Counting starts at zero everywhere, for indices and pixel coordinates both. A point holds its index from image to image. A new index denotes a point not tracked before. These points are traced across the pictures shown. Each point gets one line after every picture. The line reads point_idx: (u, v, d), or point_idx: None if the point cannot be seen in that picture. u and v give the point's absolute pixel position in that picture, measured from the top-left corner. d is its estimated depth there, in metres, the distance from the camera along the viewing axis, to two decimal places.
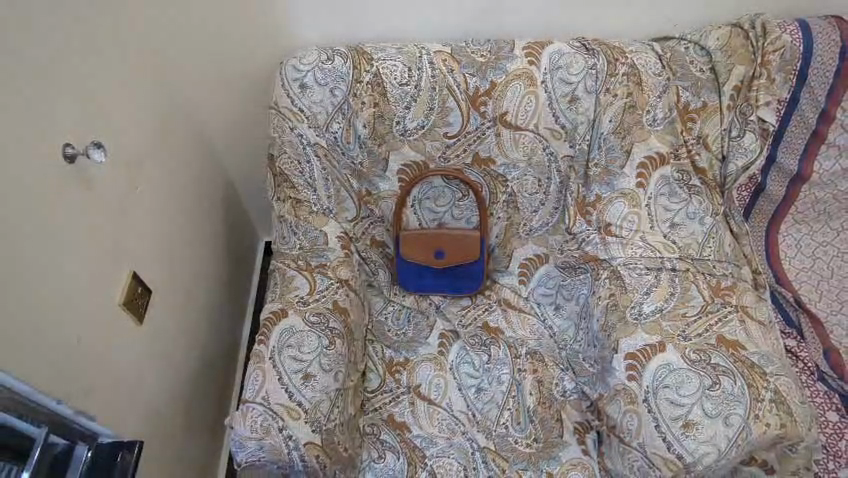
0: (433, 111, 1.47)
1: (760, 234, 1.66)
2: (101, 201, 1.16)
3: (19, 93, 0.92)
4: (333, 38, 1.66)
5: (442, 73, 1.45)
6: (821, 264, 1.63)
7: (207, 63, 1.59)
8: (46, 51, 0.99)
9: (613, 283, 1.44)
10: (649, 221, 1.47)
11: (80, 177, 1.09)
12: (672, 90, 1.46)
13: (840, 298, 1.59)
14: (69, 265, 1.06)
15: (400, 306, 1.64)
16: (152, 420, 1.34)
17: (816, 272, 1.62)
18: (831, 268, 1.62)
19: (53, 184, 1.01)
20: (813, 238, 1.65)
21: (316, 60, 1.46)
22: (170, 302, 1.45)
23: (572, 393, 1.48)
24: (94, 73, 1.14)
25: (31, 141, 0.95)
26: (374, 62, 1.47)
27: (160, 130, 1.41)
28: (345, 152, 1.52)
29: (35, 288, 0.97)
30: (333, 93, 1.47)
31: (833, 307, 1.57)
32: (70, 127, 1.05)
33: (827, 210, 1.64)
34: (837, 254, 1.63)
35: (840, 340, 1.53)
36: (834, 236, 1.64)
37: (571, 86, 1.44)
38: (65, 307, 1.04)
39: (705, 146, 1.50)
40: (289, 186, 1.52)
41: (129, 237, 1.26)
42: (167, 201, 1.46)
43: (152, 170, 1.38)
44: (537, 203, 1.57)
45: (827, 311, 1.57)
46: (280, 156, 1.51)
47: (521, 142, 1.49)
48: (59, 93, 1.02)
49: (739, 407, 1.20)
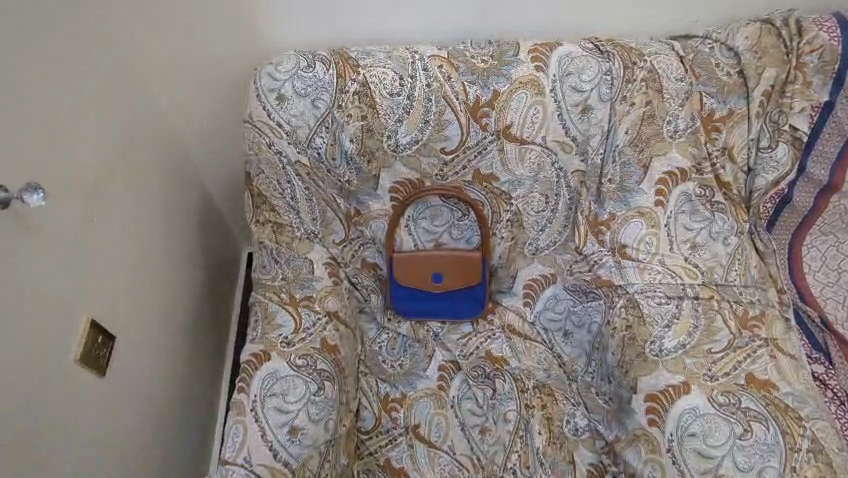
0: (428, 124, 1.31)
1: (782, 244, 1.53)
2: (100, 205, 1.12)
3: (20, 96, 0.89)
4: (325, 37, 1.46)
5: (438, 80, 1.29)
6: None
7: (203, 59, 1.42)
8: (43, 48, 0.95)
9: (630, 313, 1.31)
10: (668, 241, 1.34)
11: (82, 181, 1.05)
12: (694, 98, 1.31)
13: None
14: (69, 268, 1.02)
15: (395, 335, 1.49)
16: (152, 427, 1.29)
17: (842, 287, 1.50)
18: None
19: (58, 184, 0.98)
20: (839, 249, 1.52)
21: (295, 68, 1.30)
22: (171, 305, 1.40)
23: (584, 431, 1.35)
24: (86, 73, 1.07)
25: (32, 141, 0.92)
26: (361, 69, 1.30)
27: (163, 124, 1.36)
28: (330, 169, 1.35)
29: (37, 288, 0.93)
30: (315, 105, 1.30)
31: None
32: (72, 129, 1.02)
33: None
34: None
35: None
36: None
37: (583, 93, 1.28)
38: (65, 311, 1.01)
39: (729, 157, 1.35)
40: (269, 208, 1.37)
41: (130, 237, 1.22)
42: (170, 197, 1.40)
43: (155, 166, 1.33)
44: (544, 220, 1.42)
45: None
46: (258, 176, 1.35)
47: (528, 156, 1.33)
48: (59, 93, 0.98)
49: (774, 458, 1.09)
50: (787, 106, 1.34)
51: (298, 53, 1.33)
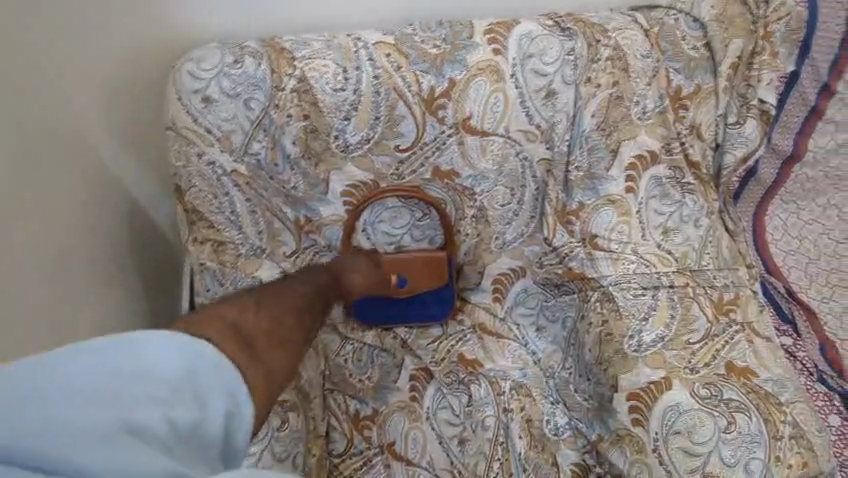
0: (379, 121, 1.18)
1: (746, 216, 1.50)
2: (95, 205, 1.21)
3: (20, 93, 1.03)
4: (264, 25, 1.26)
5: (387, 70, 1.16)
6: (807, 245, 1.45)
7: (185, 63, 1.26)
8: (44, 53, 1.08)
9: (605, 307, 1.25)
10: (639, 227, 1.28)
11: (83, 178, 1.19)
12: (661, 74, 1.24)
13: (829, 283, 1.43)
14: (63, 266, 1.11)
15: (360, 345, 1.39)
16: None
17: (803, 254, 1.46)
18: (818, 247, 1.45)
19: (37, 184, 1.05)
20: (799, 217, 1.46)
21: (220, 64, 1.13)
22: (150, 312, 1.42)
23: (565, 430, 1.30)
24: (87, 73, 1.16)
25: (31, 141, 1.05)
26: (299, 63, 1.15)
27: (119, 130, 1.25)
28: (272, 175, 1.21)
29: (37, 287, 1.05)
30: (248, 105, 1.15)
31: (823, 294, 1.43)
32: (70, 127, 1.15)
33: (813, 185, 1.44)
34: (823, 231, 1.45)
35: (835, 331, 1.40)
36: (820, 212, 1.45)
37: (546, 78, 1.19)
38: (66, 304, 1.12)
39: (698, 135, 1.29)
40: (206, 225, 1.20)
41: (117, 240, 1.29)
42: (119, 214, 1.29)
43: (129, 173, 1.31)
44: (511, 213, 1.33)
45: (819, 299, 1.43)
46: (190, 190, 1.18)
47: (490, 149, 1.24)
48: (59, 96, 1.12)
49: (758, 449, 1.07)
50: (754, 80, 1.33)
51: (221, 45, 1.15)
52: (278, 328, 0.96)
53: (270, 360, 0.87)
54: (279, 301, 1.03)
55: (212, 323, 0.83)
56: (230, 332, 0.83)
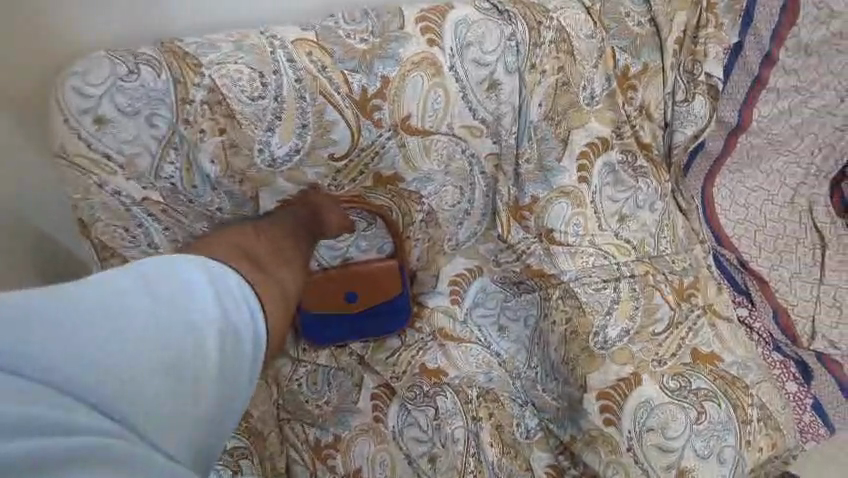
0: (307, 129, 1.06)
1: (695, 186, 1.45)
2: None
3: None
4: (156, 26, 1.07)
5: (310, 70, 1.04)
6: (753, 213, 1.45)
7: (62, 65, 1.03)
8: None
9: (568, 303, 1.20)
10: (595, 218, 1.24)
11: None
12: (607, 54, 1.19)
13: (776, 249, 1.43)
14: None
15: (314, 367, 1.25)
16: None
17: (750, 221, 1.45)
18: (764, 215, 1.46)
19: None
20: (745, 185, 1.46)
21: (111, 76, 0.96)
22: None
23: (536, 431, 1.21)
24: None
25: None
26: (207, 69, 1.00)
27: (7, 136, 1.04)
28: (192, 199, 1.05)
29: None
30: (152, 123, 0.99)
31: (772, 260, 1.42)
32: None
33: (757, 152, 1.45)
34: (766, 198, 1.46)
35: (785, 297, 1.39)
36: (764, 179, 1.46)
37: (488, 68, 1.11)
38: None
39: (647, 115, 1.26)
40: (121, 261, 1.04)
41: None
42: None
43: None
44: (462, 213, 1.24)
45: (768, 265, 1.42)
46: (95, 224, 1.01)
47: (433, 149, 1.14)
48: None
49: (729, 437, 1.06)
50: (700, 54, 1.28)
51: (109, 52, 0.98)
52: (279, 254, 0.89)
53: (281, 276, 0.82)
54: (269, 233, 0.94)
55: (217, 246, 0.81)
56: (237, 251, 0.81)
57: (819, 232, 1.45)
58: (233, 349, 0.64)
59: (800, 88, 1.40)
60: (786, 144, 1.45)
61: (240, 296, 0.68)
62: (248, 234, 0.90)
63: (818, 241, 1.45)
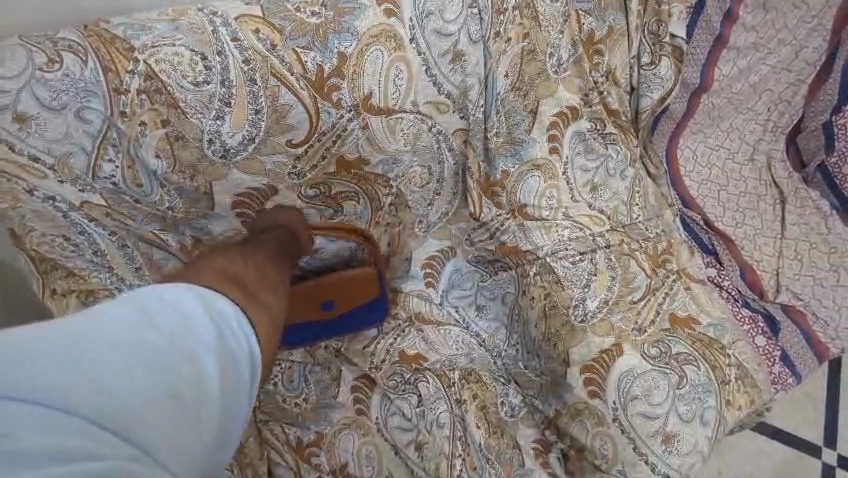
0: (261, 115, 0.97)
1: (659, 149, 1.45)
2: None
3: None
4: (88, 12, 0.96)
5: (259, 50, 0.95)
6: (717, 173, 1.46)
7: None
8: None
9: (545, 279, 1.17)
10: (568, 189, 1.21)
11: None
12: (572, 17, 1.15)
13: (740, 207, 1.45)
14: None
15: (289, 364, 1.20)
16: None
17: (714, 182, 1.46)
18: (727, 174, 1.46)
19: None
20: (707, 145, 1.46)
21: (28, 67, 0.85)
22: None
23: (521, 409, 1.19)
24: None
25: None
26: (142, 55, 0.90)
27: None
28: (138, 199, 0.96)
29: None
30: (83, 118, 0.89)
31: (736, 218, 1.44)
32: None
33: (719, 112, 1.44)
34: (729, 158, 1.46)
35: (751, 255, 1.41)
36: (725, 138, 1.46)
37: (451, 38, 1.04)
38: None
39: (613, 81, 1.25)
40: (64, 273, 0.96)
41: None
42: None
43: None
44: (431, 194, 1.19)
45: (733, 223, 1.44)
46: (29, 234, 0.92)
47: (399, 128, 1.07)
48: None
49: (710, 398, 1.08)
50: (665, 14, 1.32)
51: (23, 39, 0.86)
52: (264, 279, 0.87)
53: (267, 304, 0.82)
54: (252, 259, 0.89)
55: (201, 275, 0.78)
56: (221, 278, 0.79)
57: (777, 186, 1.47)
58: (228, 370, 0.67)
59: (759, 46, 1.40)
60: (745, 102, 1.45)
61: (231, 320, 0.72)
62: (232, 259, 0.86)
63: (777, 196, 1.46)
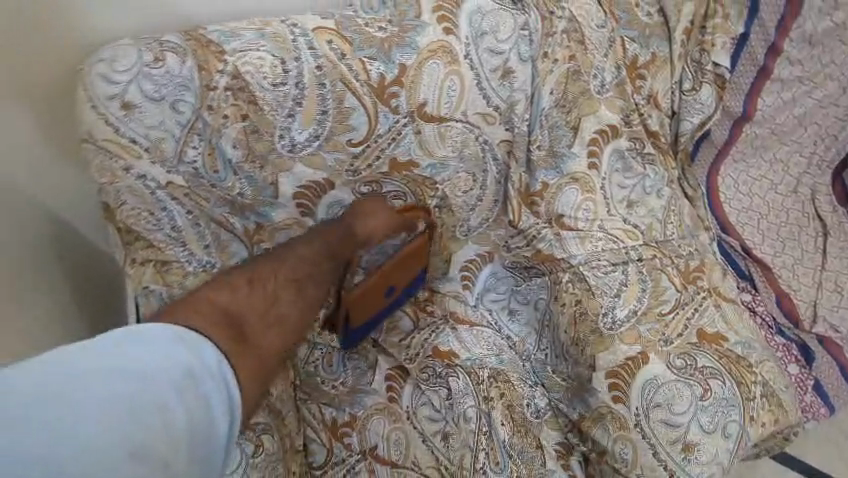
0: (327, 116, 1.09)
1: (699, 176, 1.49)
2: None
3: None
4: (188, 20, 1.12)
5: (330, 59, 1.07)
6: (759, 201, 1.48)
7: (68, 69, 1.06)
8: None
9: (577, 286, 1.23)
10: (605, 204, 1.27)
11: None
12: (617, 44, 1.25)
13: (781, 236, 1.46)
14: None
15: (329, 349, 1.28)
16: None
17: (755, 211, 1.47)
18: (769, 203, 1.48)
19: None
20: (750, 174, 1.49)
21: (138, 64, 0.99)
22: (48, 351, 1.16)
23: (546, 411, 1.24)
24: None
25: None
26: (229, 56, 1.03)
27: (65, 105, 1.08)
28: (214, 183, 1.09)
29: None
30: (177, 109, 1.02)
31: (777, 247, 1.45)
32: None
33: (762, 141, 1.47)
34: (771, 187, 1.48)
35: (788, 284, 1.41)
36: (768, 168, 1.49)
37: (502, 56, 1.14)
38: None
39: (655, 104, 1.32)
40: (146, 245, 1.07)
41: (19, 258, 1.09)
42: (36, 243, 1.13)
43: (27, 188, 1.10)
44: (474, 200, 1.26)
45: (772, 251, 1.44)
46: (121, 208, 1.05)
47: (448, 135, 1.17)
48: None
49: (734, 412, 1.11)
50: (709, 44, 1.36)
51: (135, 40, 1.01)
52: (270, 312, 0.92)
53: (266, 343, 0.87)
54: (262, 287, 0.94)
55: (203, 312, 0.83)
56: (220, 315, 0.85)
57: (821, 219, 1.48)
58: (199, 409, 0.70)
59: (804, 79, 1.42)
60: (790, 134, 1.47)
61: (207, 358, 0.75)
62: (239, 290, 0.91)
63: (820, 229, 1.47)
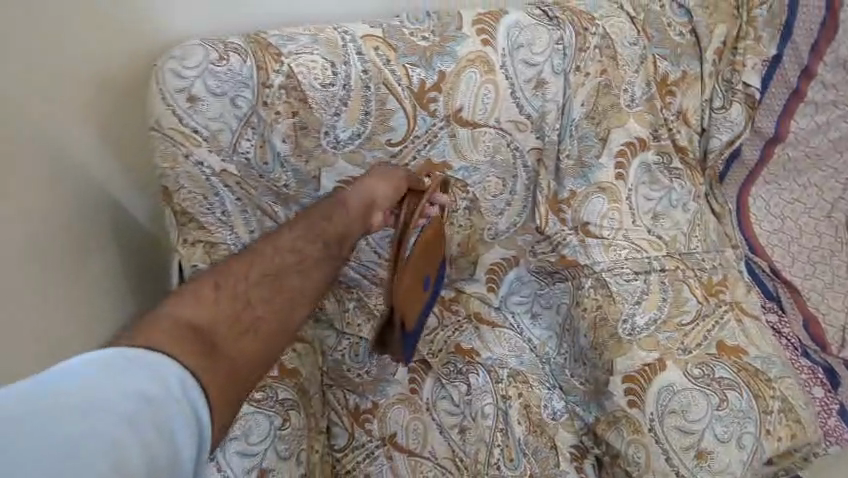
0: (369, 116, 1.17)
1: (729, 195, 1.50)
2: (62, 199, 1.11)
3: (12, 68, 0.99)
4: (251, 26, 1.25)
5: (376, 64, 1.16)
6: (791, 224, 1.48)
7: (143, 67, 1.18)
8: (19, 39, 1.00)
9: (599, 292, 1.27)
10: (630, 214, 1.31)
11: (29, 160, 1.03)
12: (649, 61, 1.30)
13: (811, 260, 1.45)
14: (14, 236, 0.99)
15: (356, 339, 1.32)
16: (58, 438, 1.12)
17: (786, 233, 1.48)
18: (801, 227, 1.48)
19: (43, 196, 1.07)
20: (782, 196, 1.49)
21: (205, 61, 1.11)
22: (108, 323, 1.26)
23: (562, 414, 1.28)
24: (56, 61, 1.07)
25: None
26: (285, 58, 1.14)
27: (123, 106, 1.20)
28: (263, 174, 1.18)
29: None
30: (236, 104, 1.13)
31: (807, 270, 1.44)
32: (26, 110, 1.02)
33: (795, 164, 1.48)
34: (804, 210, 1.48)
35: (817, 307, 1.41)
36: (802, 191, 1.49)
37: (536, 68, 1.21)
38: None
39: (685, 120, 1.36)
40: (197, 227, 1.18)
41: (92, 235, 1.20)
42: (105, 234, 1.24)
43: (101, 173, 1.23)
44: (503, 204, 1.30)
45: (802, 274, 1.44)
46: (179, 191, 1.15)
47: (481, 140, 1.24)
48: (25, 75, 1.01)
49: (750, 424, 1.13)
50: (739, 65, 1.39)
51: (203, 41, 1.13)
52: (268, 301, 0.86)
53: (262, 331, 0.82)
54: (254, 279, 0.88)
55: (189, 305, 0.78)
56: (210, 303, 0.80)
57: None
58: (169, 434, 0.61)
59: (839, 103, 1.43)
60: (824, 158, 1.48)
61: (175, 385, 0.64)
62: (230, 280, 0.86)
63: None
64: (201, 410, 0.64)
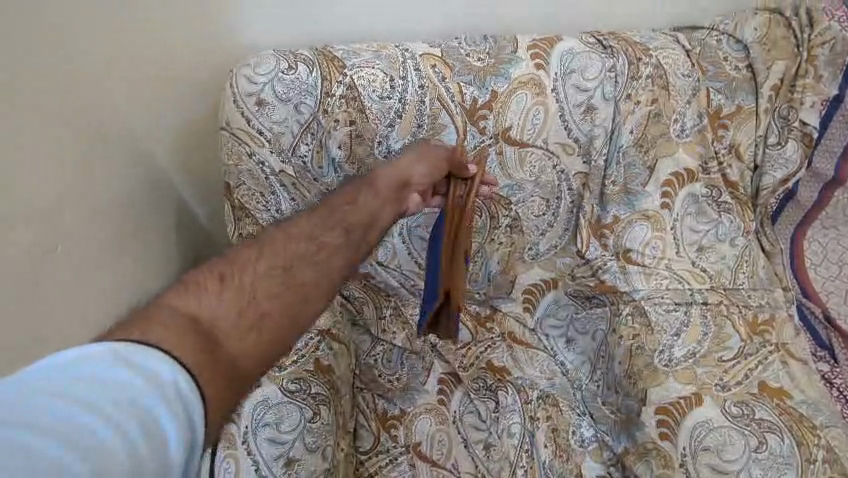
0: (421, 129, 1.23)
1: (783, 236, 1.46)
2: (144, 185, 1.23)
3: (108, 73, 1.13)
4: (320, 41, 1.35)
5: (432, 80, 1.22)
6: None
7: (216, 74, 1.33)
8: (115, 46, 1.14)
9: (636, 321, 1.27)
10: (674, 245, 1.32)
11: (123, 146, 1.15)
12: (701, 93, 1.31)
13: None
14: (113, 213, 1.10)
15: (390, 346, 1.35)
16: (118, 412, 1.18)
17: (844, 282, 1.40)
18: None
19: (131, 180, 1.17)
20: (841, 242, 1.42)
21: (275, 69, 1.20)
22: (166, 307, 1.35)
23: (590, 442, 1.24)
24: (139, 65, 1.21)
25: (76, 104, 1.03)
26: (348, 70, 1.22)
27: (182, 108, 1.31)
28: (317, 178, 1.26)
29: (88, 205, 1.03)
30: (299, 110, 1.21)
31: None
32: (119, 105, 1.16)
33: None
34: None
35: None
36: None
37: (586, 93, 1.25)
38: (103, 240, 1.06)
39: (737, 154, 1.35)
40: (253, 222, 1.25)
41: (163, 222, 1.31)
42: (162, 229, 1.30)
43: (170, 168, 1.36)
44: (545, 225, 1.33)
45: None
46: (239, 187, 1.23)
47: (528, 160, 1.27)
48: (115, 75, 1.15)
49: (791, 472, 1.06)
50: (796, 102, 1.35)
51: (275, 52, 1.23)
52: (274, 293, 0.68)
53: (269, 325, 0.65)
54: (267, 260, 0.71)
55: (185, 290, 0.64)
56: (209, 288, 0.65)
57: None
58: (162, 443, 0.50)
59: None
60: None
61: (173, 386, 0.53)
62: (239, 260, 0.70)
63: None
64: (196, 414, 0.53)
